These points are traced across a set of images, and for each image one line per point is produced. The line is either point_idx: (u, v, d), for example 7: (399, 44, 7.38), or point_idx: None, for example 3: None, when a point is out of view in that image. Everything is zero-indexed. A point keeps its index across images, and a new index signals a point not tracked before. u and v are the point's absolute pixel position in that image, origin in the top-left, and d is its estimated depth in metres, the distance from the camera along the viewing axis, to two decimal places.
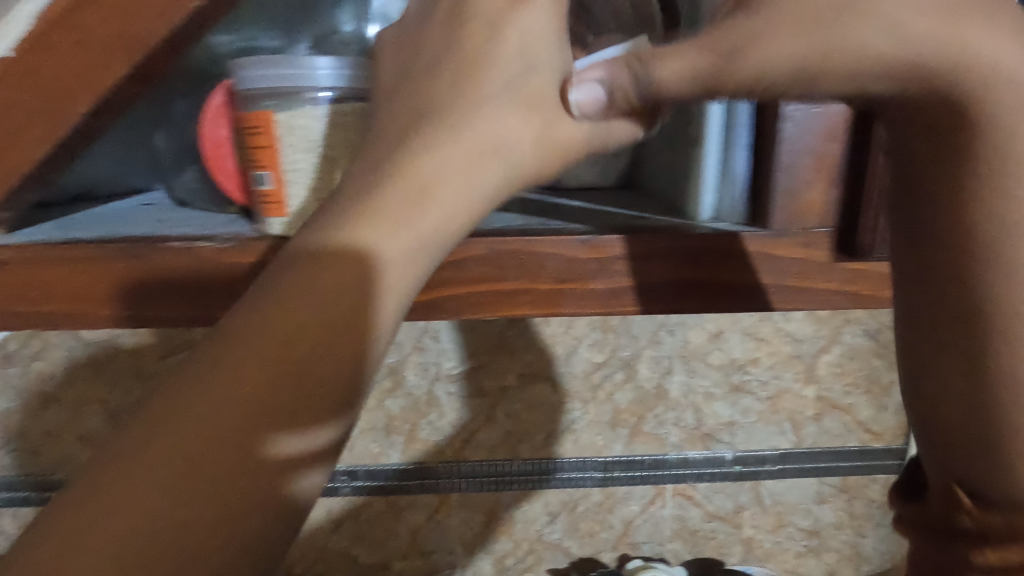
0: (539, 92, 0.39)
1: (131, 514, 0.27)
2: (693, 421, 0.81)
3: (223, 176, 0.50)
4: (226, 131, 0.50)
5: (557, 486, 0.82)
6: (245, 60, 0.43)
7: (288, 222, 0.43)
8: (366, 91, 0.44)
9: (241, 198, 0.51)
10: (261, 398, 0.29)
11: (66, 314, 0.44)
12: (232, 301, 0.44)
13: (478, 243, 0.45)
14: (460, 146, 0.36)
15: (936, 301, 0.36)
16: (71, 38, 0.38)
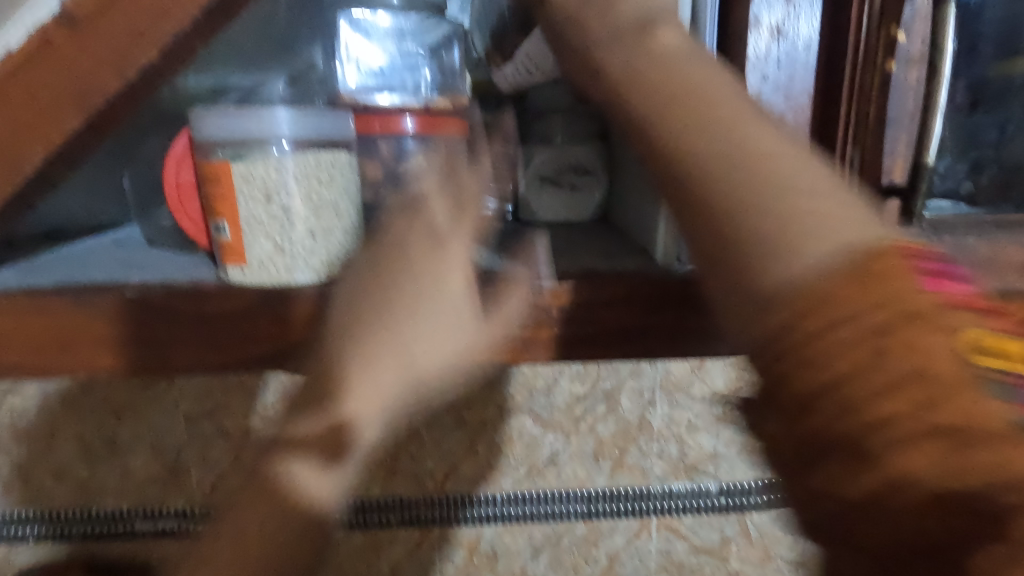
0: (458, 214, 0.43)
1: (229, 543, 0.38)
2: (677, 453, 0.80)
3: (187, 220, 0.50)
4: (191, 174, 0.49)
5: (540, 520, 0.80)
6: (205, 109, 0.43)
7: (245, 271, 0.43)
8: (326, 140, 0.44)
9: (205, 241, 0.51)
10: (291, 440, 0.38)
11: (19, 364, 0.43)
12: (186, 350, 0.43)
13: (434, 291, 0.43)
14: (415, 274, 0.40)
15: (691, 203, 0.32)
16: (25, 91, 0.38)
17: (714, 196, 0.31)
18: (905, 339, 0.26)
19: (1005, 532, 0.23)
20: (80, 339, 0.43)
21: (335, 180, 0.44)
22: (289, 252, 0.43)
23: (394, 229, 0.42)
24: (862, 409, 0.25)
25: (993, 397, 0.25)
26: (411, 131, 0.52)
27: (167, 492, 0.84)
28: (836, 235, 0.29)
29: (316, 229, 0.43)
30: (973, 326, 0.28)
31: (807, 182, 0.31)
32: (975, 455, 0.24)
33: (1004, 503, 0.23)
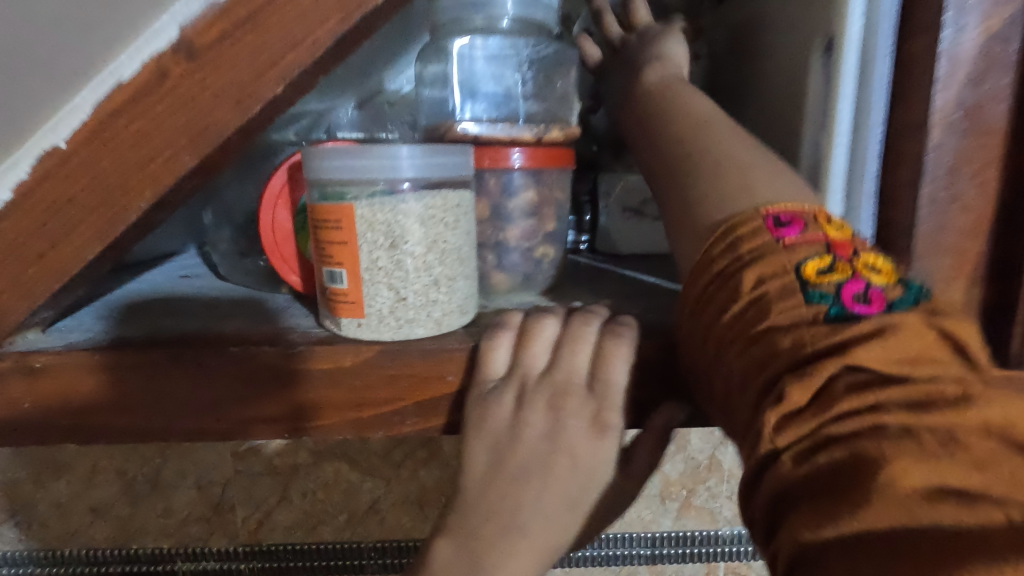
0: (595, 429, 0.36)
1: None
2: None
3: (284, 263, 0.47)
4: (288, 216, 0.46)
5: (604, 562, 0.79)
6: (321, 147, 0.39)
7: (365, 324, 0.39)
8: (450, 179, 0.40)
9: (302, 284, 0.47)
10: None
11: (108, 428, 0.39)
12: (299, 411, 0.39)
13: (575, 360, 0.37)
14: (551, 521, 0.35)
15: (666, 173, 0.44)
16: (135, 128, 0.34)
17: (664, 160, 0.45)
18: (756, 276, 0.33)
19: (783, 392, 0.28)
20: (176, 401, 0.39)
21: (461, 223, 0.40)
22: (412, 303, 0.39)
23: (536, 380, 0.37)
24: (717, 315, 0.34)
25: (807, 300, 0.31)
26: (520, 165, 0.48)
27: (209, 531, 0.82)
28: (736, 181, 0.39)
29: (440, 277, 0.39)
30: (808, 252, 0.33)
31: (739, 148, 0.41)
32: (780, 340, 0.30)
33: (784, 371, 0.29)
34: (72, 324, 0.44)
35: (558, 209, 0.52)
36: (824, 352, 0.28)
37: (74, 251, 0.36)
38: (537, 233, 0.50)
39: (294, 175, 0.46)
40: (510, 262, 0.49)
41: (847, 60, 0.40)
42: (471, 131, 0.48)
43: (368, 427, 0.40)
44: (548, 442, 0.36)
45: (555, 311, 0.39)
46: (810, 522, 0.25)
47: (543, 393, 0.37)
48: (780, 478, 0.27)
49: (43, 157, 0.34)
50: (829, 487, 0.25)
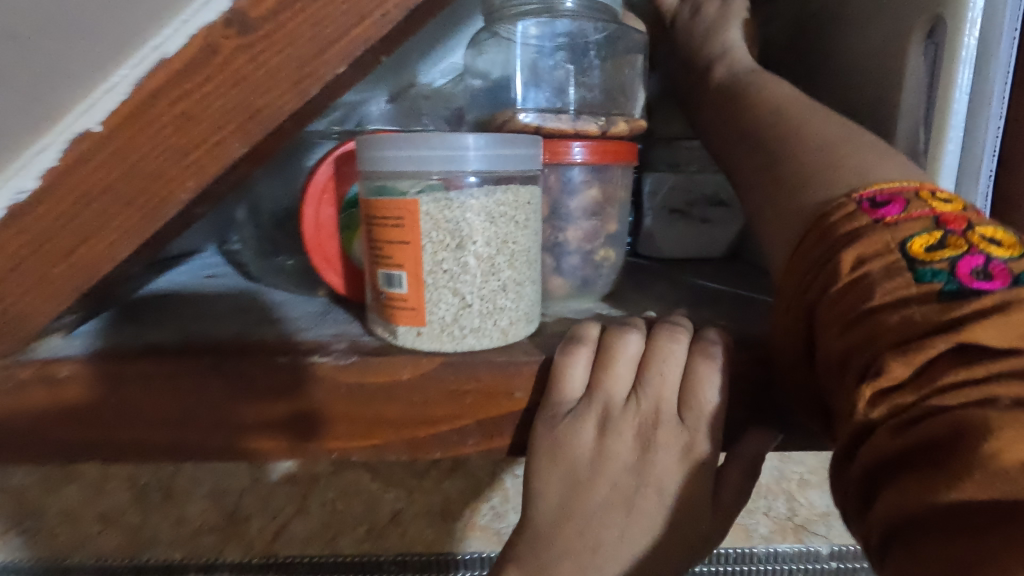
0: (684, 458, 0.32)
1: None
2: (786, 510, 0.76)
3: (324, 265, 0.43)
4: (332, 211, 0.43)
5: None
6: (374, 136, 0.34)
7: (424, 333, 0.35)
8: (518, 174, 0.36)
9: (342, 287, 0.43)
10: None
11: (136, 445, 0.35)
12: (351, 430, 0.35)
13: (665, 379, 0.32)
14: (634, 557, 0.32)
15: (750, 157, 0.41)
16: (177, 109, 0.30)
17: (750, 145, 0.42)
18: (856, 256, 0.29)
19: (879, 369, 0.25)
20: (214, 416, 0.35)
21: (531, 222, 0.36)
22: (478, 310, 0.35)
23: (620, 407, 0.33)
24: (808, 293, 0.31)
25: (913, 278, 0.27)
26: (581, 160, 0.43)
27: (223, 541, 0.78)
28: (827, 161, 0.35)
29: (509, 281, 0.35)
30: (914, 227, 0.29)
31: (830, 128, 0.38)
32: (883, 322, 0.26)
33: (885, 352, 0.25)
34: (96, 327, 0.40)
35: (620, 207, 0.48)
36: (930, 329, 0.25)
37: (107, 248, 0.32)
38: (599, 233, 0.46)
39: (340, 169, 0.42)
40: (569, 265, 0.45)
41: (965, 48, 0.37)
42: (533, 123, 0.43)
43: (425, 447, 0.36)
44: (635, 475, 0.32)
45: (638, 325, 0.34)
46: (904, 494, 0.23)
47: (631, 422, 0.32)
48: (871, 454, 0.25)
49: (73, 143, 0.31)
50: (927, 460, 0.22)
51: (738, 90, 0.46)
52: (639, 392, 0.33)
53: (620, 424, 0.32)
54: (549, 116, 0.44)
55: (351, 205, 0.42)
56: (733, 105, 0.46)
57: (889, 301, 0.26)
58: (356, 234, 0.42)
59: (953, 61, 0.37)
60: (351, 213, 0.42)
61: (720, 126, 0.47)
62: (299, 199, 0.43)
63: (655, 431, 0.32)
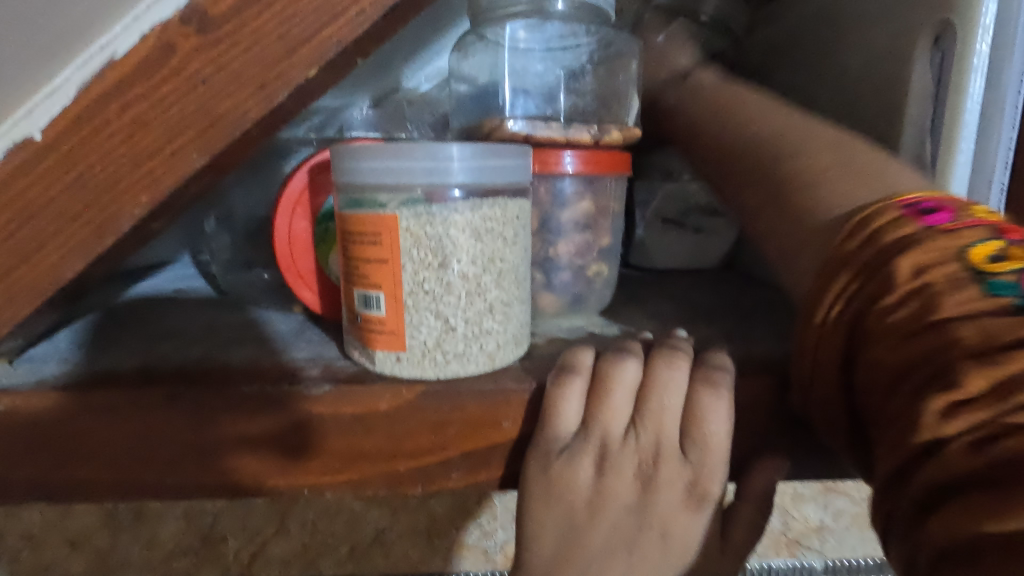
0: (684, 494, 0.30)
1: None
2: (780, 525, 0.74)
3: (300, 281, 0.40)
4: (307, 224, 0.40)
5: None
6: (349, 146, 0.32)
7: (405, 358, 0.32)
8: (506, 188, 0.33)
9: (318, 305, 0.40)
10: None
11: (87, 484, 0.32)
12: (327, 465, 0.32)
13: (665, 410, 0.30)
14: None
15: (744, 163, 0.38)
16: (127, 115, 0.27)
17: (739, 157, 0.39)
18: (911, 263, 0.25)
19: (949, 380, 0.22)
20: (173, 452, 0.32)
21: (520, 238, 0.33)
22: (462, 334, 0.32)
23: (619, 440, 0.30)
24: (850, 304, 0.27)
25: (985, 290, 0.23)
26: (572, 170, 0.41)
27: (198, 564, 0.74)
28: (827, 170, 0.33)
29: (496, 302, 0.33)
30: (977, 234, 0.25)
31: (839, 134, 0.35)
32: (951, 335, 0.23)
33: (956, 366, 0.22)
34: (46, 352, 0.36)
35: (614, 219, 0.45)
36: (1008, 342, 0.21)
37: (52, 266, 0.29)
38: (592, 247, 0.44)
39: (316, 178, 0.39)
40: (559, 281, 0.43)
41: (977, 58, 0.35)
42: (522, 131, 0.40)
43: (405, 483, 0.33)
44: (637, 517, 0.30)
45: (636, 351, 0.32)
46: (978, 524, 0.19)
47: (631, 456, 0.30)
48: (937, 475, 0.21)
49: (13, 151, 0.27)
50: (1008, 487, 0.19)
51: (723, 105, 0.44)
52: (638, 423, 0.30)
53: (620, 460, 0.30)
54: (539, 124, 0.41)
55: (326, 217, 0.39)
56: (720, 117, 0.44)
57: (959, 314, 0.23)
58: (332, 248, 0.39)
59: (962, 70, 0.35)
60: (326, 226, 0.39)
61: (706, 138, 0.44)
62: (272, 211, 0.40)
63: (657, 465, 0.30)
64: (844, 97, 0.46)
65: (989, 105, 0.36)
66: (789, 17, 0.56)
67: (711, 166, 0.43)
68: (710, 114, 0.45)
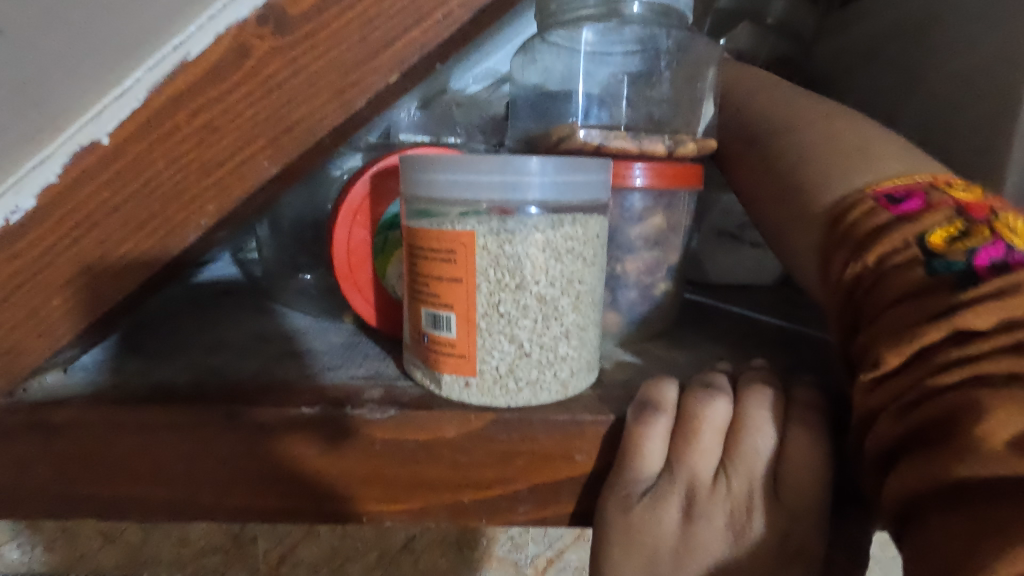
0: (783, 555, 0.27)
1: None
2: None
3: (355, 292, 0.38)
4: (365, 234, 0.38)
5: None
6: (419, 155, 0.30)
7: (474, 385, 0.30)
8: (585, 205, 0.31)
9: (373, 318, 0.38)
10: None
11: (138, 501, 0.31)
12: (385, 492, 0.31)
13: (761, 456, 0.28)
14: None
15: (749, 152, 0.40)
16: (200, 121, 0.26)
17: (754, 149, 0.39)
18: (874, 252, 0.27)
19: (877, 356, 0.24)
20: (230, 472, 0.31)
21: (599, 258, 0.31)
22: (537, 360, 0.30)
23: (708, 486, 0.28)
24: (838, 288, 0.29)
25: (925, 271, 0.25)
26: (642, 184, 0.39)
27: (226, 564, 0.73)
28: (838, 166, 0.33)
29: (573, 327, 0.30)
30: (934, 218, 0.26)
31: (845, 119, 0.36)
32: (889, 316, 0.25)
33: (884, 341, 0.24)
34: (99, 359, 0.35)
35: (682, 236, 0.43)
36: (928, 317, 0.23)
37: (117, 275, 0.28)
38: (661, 265, 0.42)
39: (378, 185, 0.37)
40: (626, 300, 0.40)
41: None
42: (594, 141, 0.38)
43: (467, 515, 0.31)
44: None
45: (725, 387, 0.30)
46: (910, 478, 0.21)
47: (721, 504, 0.28)
48: (881, 440, 0.24)
49: (79, 155, 0.26)
50: (931, 443, 0.21)
51: (733, 83, 0.44)
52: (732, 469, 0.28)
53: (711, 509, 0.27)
54: (611, 133, 0.39)
55: (389, 226, 0.38)
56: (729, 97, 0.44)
57: (900, 296, 0.25)
58: (392, 258, 0.37)
59: None
60: (388, 235, 0.38)
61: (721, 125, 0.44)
62: (329, 217, 0.38)
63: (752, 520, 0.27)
64: (938, 110, 0.43)
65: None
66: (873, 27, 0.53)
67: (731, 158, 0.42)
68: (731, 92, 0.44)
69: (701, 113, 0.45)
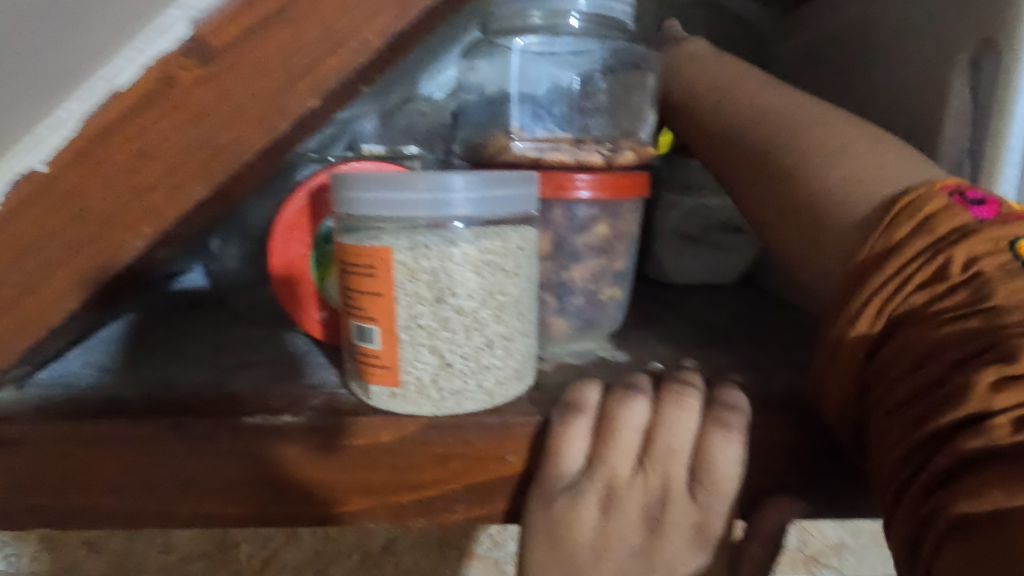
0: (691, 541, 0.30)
1: None
2: (797, 542, 0.77)
3: (297, 306, 0.40)
4: (304, 248, 0.40)
5: None
6: (346, 173, 0.30)
7: (399, 394, 0.31)
8: (505, 219, 0.32)
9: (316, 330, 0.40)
10: None
11: (90, 511, 0.32)
12: (326, 497, 0.32)
13: (675, 451, 0.30)
14: None
15: (753, 146, 0.39)
16: (132, 147, 0.27)
17: (756, 141, 0.39)
18: (966, 253, 0.26)
19: (1000, 355, 0.22)
20: (177, 482, 0.32)
21: (522, 269, 0.32)
22: (459, 370, 0.31)
23: (626, 480, 0.30)
24: (907, 274, 0.27)
25: None
26: (587, 195, 0.40)
27: (211, 569, 0.74)
28: (824, 166, 0.34)
29: (495, 337, 0.32)
30: (1023, 229, 0.26)
31: (848, 124, 0.36)
32: (1011, 317, 0.23)
33: (1010, 341, 0.23)
34: (53, 377, 0.37)
35: (630, 243, 0.45)
36: None
37: (58, 297, 0.29)
38: (606, 273, 0.43)
39: (316, 200, 0.39)
40: (572, 306, 0.42)
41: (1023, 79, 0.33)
42: (530, 154, 0.41)
43: (407, 515, 0.32)
44: (643, 559, 0.30)
45: (645, 387, 0.31)
46: (1003, 494, 0.21)
47: (637, 497, 0.30)
48: (976, 445, 0.22)
49: (18, 184, 0.27)
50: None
51: (722, 81, 0.45)
52: (648, 465, 0.30)
53: (628, 502, 0.30)
54: (546, 147, 0.41)
55: (323, 240, 0.39)
56: (723, 93, 0.45)
57: (1013, 303, 0.24)
58: (329, 272, 0.39)
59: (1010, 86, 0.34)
60: (324, 249, 0.39)
61: (719, 123, 0.43)
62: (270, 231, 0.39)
63: (666, 510, 0.30)
64: (887, 108, 0.45)
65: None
66: (825, 28, 0.54)
67: (726, 158, 0.42)
68: (721, 100, 0.44)
69: (643, 122, 0.49)
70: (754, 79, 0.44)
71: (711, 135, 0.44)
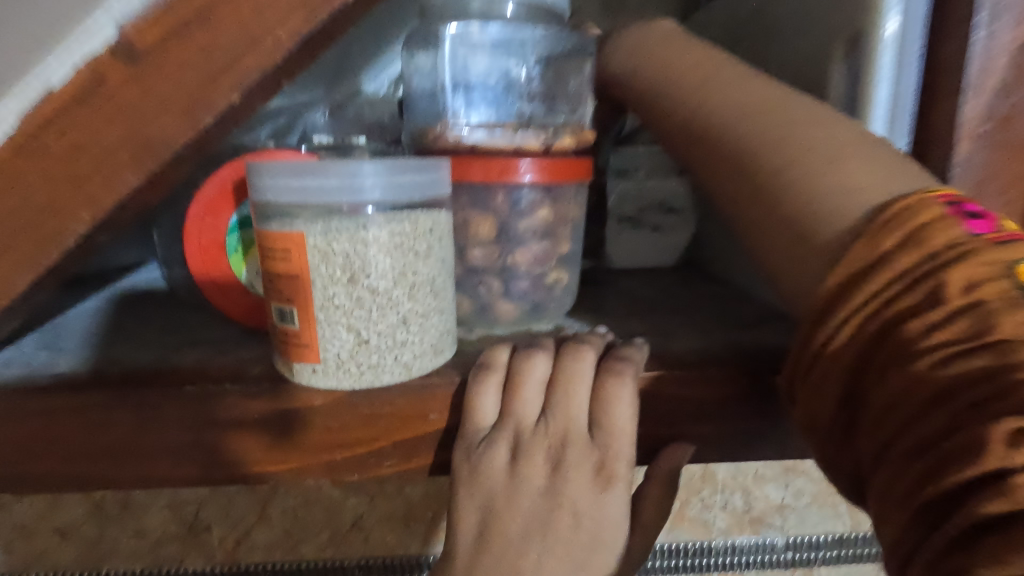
0: (592, 477, 0.34)
1: None
2: (742, 504, 0.82)
3: (216, 287, 0.43)
4: (217, 234, 0.42)
5: None
6: (261, 165, 0.33)
7: (318, 369, 0.34)
8: (417, 205, 0.35)
9: (235, 311, 0.43)
10: None
11: (48, 477, 0.35)
12: (266, 456, 0.35)
13: (573, 400, 0.34)
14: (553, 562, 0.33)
15: (724, 165, 0.38)
16: (67, 140, 0.30)
17: (724, 154, 0.38)
18: (964, 278, 0.26)
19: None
20: (125, 448, 0.35)
21: (433, 250, 0.36)
22: (375, 346, 0.34)
23: (532, 428, 0.34)
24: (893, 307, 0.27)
25: None
26: (530, 179, 0.42)
27: (183, 551, 0.77)
28: (801, 194, 0.33)
29: (410, 314, 0.35)
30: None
31: (818, 134, 0.34)
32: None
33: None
34: (10, 359, 0.39)
35: (573, 226, 0.46)
36: None
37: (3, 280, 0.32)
38: (551, 256, 0.45)
39: (233, 189, 0.42)
40: (517, 289, 0.43)
41: (882, 67, 0.38)
42: (468, 140, 0.42)
43: (340, 472, 0.36)
44: (550, 495, 0.33)
45: (547, 347, 0.36)
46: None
47: (542, 443, 0.34)
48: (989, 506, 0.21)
49: None
50: None
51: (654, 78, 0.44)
52: (550, 414, 0.34)
53: (536, 446, 0.34)
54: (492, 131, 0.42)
55: (242, 224, 0.42)
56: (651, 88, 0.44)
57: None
58: (247, 256, 0.43)
59: (872, 76, 0.39)
60: (239, 233, 0.42)
61: (680, 113, 0.41)
62: (186, 215, 0.42)
63: (569, 450, 0.34)
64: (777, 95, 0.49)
65: (895, 108, 0.39)
66: (721, 19, 0.58)
67: (692, 152, 0.41)
68: (669, 94, 0.43)
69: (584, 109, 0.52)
70: (694, 73, 0.42)
71: (679, 124, 0.41)
